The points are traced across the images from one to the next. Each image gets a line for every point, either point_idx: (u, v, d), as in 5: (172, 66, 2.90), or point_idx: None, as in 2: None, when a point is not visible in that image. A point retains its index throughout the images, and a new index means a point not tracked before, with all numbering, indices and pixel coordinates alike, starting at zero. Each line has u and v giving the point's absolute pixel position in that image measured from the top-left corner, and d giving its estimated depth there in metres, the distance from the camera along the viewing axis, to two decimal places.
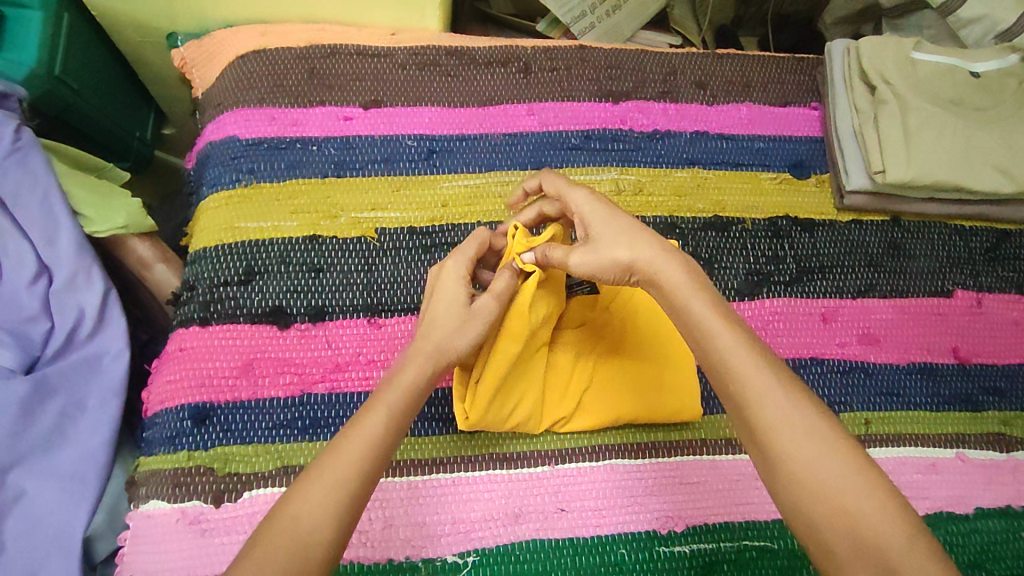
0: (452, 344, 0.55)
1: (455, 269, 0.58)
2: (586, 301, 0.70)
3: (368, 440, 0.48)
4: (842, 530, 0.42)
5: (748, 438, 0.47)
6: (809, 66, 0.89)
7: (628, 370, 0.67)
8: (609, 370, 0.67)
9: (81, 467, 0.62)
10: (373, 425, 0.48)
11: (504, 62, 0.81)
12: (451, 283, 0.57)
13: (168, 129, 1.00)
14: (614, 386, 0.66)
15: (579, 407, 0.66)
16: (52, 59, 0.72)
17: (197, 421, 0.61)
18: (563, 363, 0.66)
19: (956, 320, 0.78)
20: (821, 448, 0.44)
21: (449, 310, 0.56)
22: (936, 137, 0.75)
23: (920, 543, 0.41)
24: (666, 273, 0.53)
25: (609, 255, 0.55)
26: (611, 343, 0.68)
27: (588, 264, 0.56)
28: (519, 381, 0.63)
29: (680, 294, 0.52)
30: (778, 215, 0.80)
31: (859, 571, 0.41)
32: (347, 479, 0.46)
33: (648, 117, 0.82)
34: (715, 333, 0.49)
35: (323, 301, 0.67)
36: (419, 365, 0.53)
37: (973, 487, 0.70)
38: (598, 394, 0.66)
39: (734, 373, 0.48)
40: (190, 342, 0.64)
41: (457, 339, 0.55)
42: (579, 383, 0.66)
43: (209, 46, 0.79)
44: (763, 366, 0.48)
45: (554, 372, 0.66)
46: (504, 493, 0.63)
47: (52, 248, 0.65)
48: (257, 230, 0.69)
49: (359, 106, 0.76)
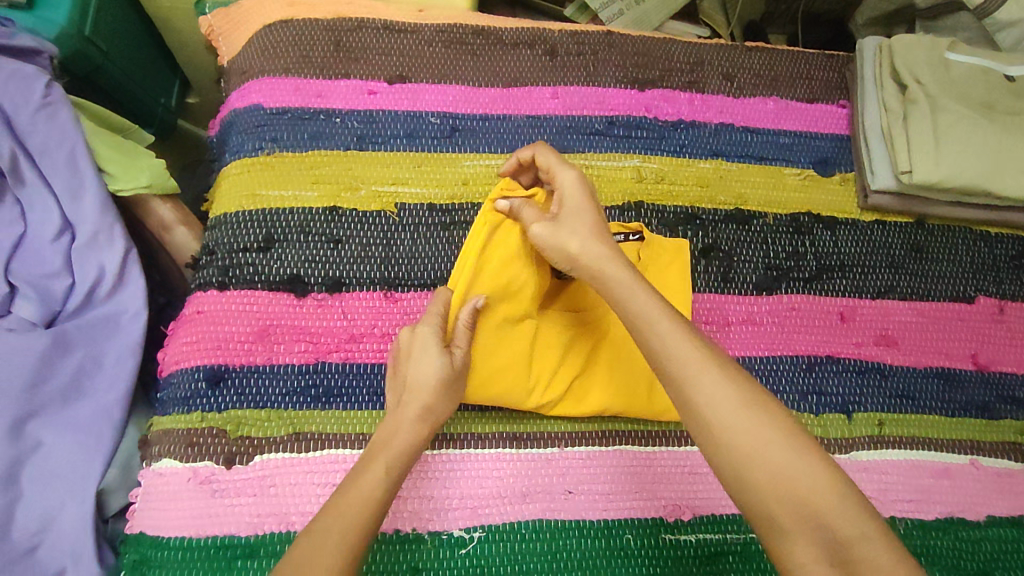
0: (438, 408, 0.57)
1: (432, 330, 0.59)
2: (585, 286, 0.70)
3: (361, 505, 0.50)
4: (784, 498, 0.43)
5: (695, 429, 0.47)
6: (839, 63, 0.88)
7: (622, 354, 0.67)
8: (600, 351, 0.67)
9: (95, 422, 0.63)
10: (369, 487, 0.51)
11: (530, 44, 0.81)
12: (434, 351, 0.58)
13: (191, 98, 1.01)
14: (608, 366, 0.67)
15: (570, 387, 0.65)
16: (83, 19, 0.72)
17: (212, 383, 0.62)
18: (551, 337, 0.66)
19: (977, 326, 0.77)
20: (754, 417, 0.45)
21: (433, 377, 0.57)
22: (966, 139, 0.74)
23: (852, 500, 0.43)
24: (611, 275, 0.53)
25: (563, 242, 0.56)
26: (606, 324, 0.68)
27: (544, 236, 0.57)
28: (501, 350, 0.63)
29: (621, 289, 0.52)
30: (801, 210, 0.79)
31: (807, 541, 0.42)
32: (353, 540, 0.48)
33: (673, 106, 0.81)
34: (650, 318, 0.50)
35: (341, 272, 0.67)
36: (414, 429, 0.56)
37: (985, 494, 0.69)
38: (591, 374, 0.66)
39: (669, 357, 0.48)
40: (207, 305, 0.65)
41: (441, 402, 0.58)
42: (569, 361, 0.66)
43: (238, 15, 0.79)
44: (697, 346, 0.48)
45: (543, 346, 0.66)
46: (512, 472, 0.63)
47: (77, 205, 0.66)
48: (278, 198, 0.70)
49: (384, 81, 0.76)
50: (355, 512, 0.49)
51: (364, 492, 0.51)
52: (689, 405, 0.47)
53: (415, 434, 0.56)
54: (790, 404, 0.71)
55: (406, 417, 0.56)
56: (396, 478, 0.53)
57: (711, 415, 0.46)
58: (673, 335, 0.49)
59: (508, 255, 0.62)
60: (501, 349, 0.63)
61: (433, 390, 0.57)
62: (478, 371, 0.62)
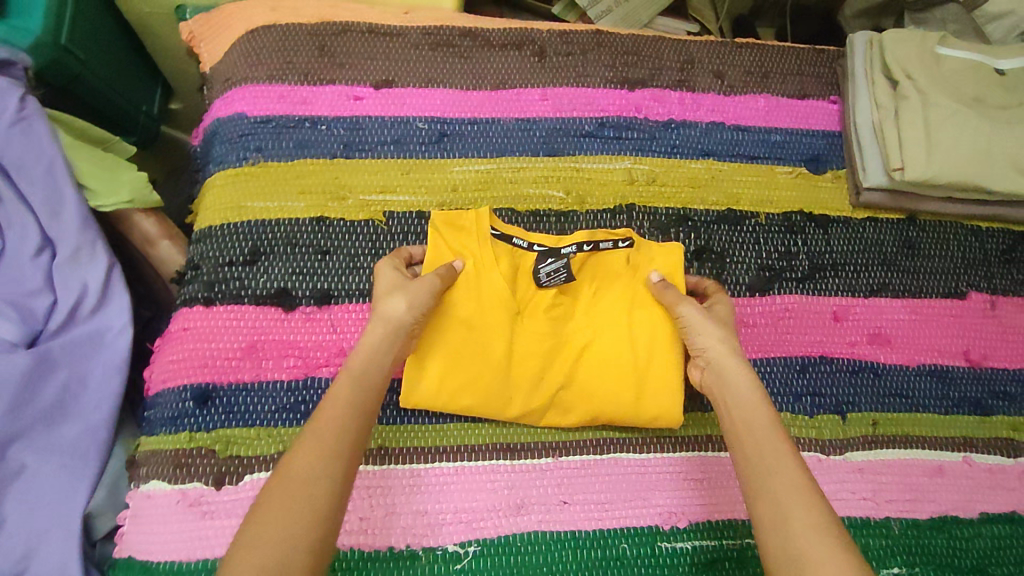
0: (392, 309, 0.58)
1: (390, 267, 0.63)
2: (580, 296, 0.69)
3: (341, 415, 0.50)
4: None
5: (773, 547, 0.46)
6: (830, 59, 0.87)
7: (610, 359, 0.65)
8: (589, 356, 0.66)
9: (81, 443, 0.62)
10: (342, 395, 0.51)
11: (518, 46, 0.79)
12: (387, 276, 0.62)
13: (174, 105, 0.99)
14: (597, 373, 0.65)
15: (557, 396, 0.64)
16: (59, 28, 0.70)
17: (200, 402, 0.61)
18: (533, 343, 0.65)
19: (969, 323, 0.77)
20: (841, 563, 0.43)
21: (385, 289, 0.60)
22: (957, 135, 0.74)
23: None
24: (734, 380, 0.56)
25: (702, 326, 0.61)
26: (590, 334, 0.66)
27: (688, 321, 0.62)
28: (478, 356, 0.64)
29: (740, 396, 0.55)
30: (793, 209, 0.79)
31: None
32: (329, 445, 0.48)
33: (664, 106, 0.80)
34: (767, 432, 0.52)
35: (329, 284, 0.66)
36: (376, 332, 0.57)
37: (979, 491, 0.70)
38: (582, 379, 0.65)
39: (773, 468, 0.49)
40: (194, 321, 0.63)
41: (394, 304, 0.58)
42: (555, 369, 0.65)
43: (218, 20, 0.77)
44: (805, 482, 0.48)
45: (525, 353, 0.65)
46: (506, 484, 0.62)
47: (57, 222, 0.64)
48: (264, 209, 0.68)
49: (370, 86, 0.74)
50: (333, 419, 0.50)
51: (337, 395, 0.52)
52: (777, 518, 0.47)
53: (381, 335, 0.57)
54: (785, 406, 0.70)
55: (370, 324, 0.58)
56: (368, 373, 0.54)
57: (792, 533, 0.45)
58: (782, 457, 0.50)
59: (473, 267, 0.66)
60: (478, 356, 0.64)
61: (387, 299, 0.59)
62: (454, 381, 0.63)
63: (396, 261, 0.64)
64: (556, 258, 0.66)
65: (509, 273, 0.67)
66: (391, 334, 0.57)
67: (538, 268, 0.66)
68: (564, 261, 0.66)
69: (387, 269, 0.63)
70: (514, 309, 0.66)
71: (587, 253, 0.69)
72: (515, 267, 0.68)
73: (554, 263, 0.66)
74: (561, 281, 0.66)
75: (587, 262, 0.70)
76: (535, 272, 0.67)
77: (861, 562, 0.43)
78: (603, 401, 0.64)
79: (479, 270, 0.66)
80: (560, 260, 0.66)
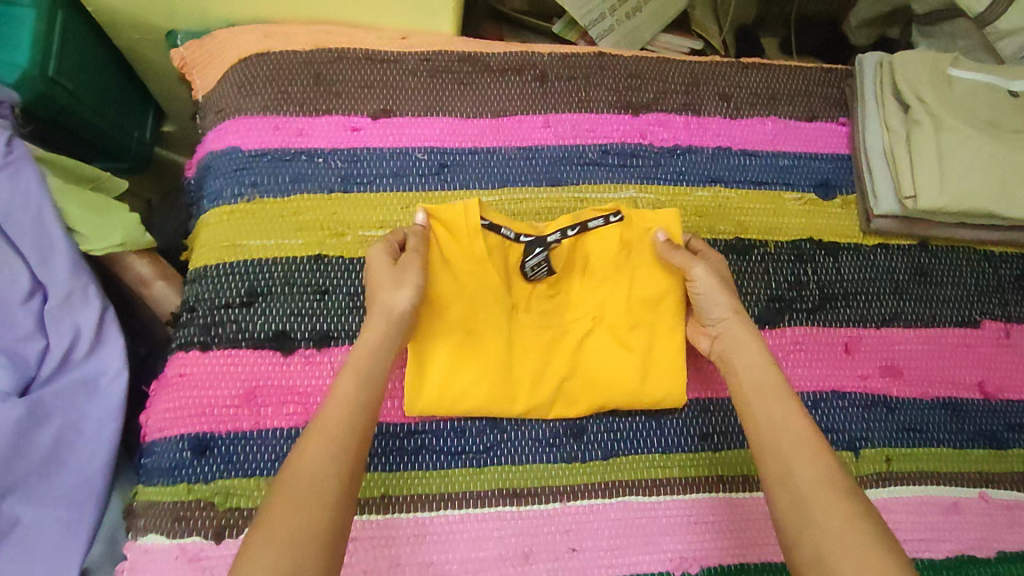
0: (394, 301, 0.58)
1: (381, 249, 0.62)
2: (576, 280, 0.69)
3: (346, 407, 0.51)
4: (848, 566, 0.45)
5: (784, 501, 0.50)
6: (838, 78, 0.85)
7: (612, 341, 0.67)
8: (588, 342, 0.67)
9: (76, 495, 0.60)
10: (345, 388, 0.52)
11: (520, 70, 0.77)
12: (382, 262, 0.60)
13: (166, 127, 0.96)
14: (601, 356, 0.67)
15: (561, 389, 0.65)
16: (46, 60, 0.68)
17: (198, 452, 0.59)
18: (531, 338, 0.66)
19: (983, 352, 0.75)
20: (840, 508, 0.48)
21: (387, 277, 0.59)
22: (971, 160, 0.72)
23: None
24: (749, 346, 0.59)
25: (713, 288, 0.62)
26: (588, 319, 0.68)
27: (701, 285, 0.63)
28: (479, 355, 0.64)
29: (746, 363, 0.58)
30: (802, 237, 0.77)
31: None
32: (334, 435, 0.49)
33: (669, 131, 0.78)
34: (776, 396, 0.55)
35: (329, 325, 0.64)
36: (377, 328, 0.57)
37: (995, 529, 0.68)
38: (584, 367, 0.66)
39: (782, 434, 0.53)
40: (190, 367, 0.62)
41: (396, 293, 0.58)
42: (557, 357, 0.66)
43: (209, 47, 0.74)
44: (814, 441, 0.52)
45: (524, 348, 0.66)
46: (514, 531, 0.61)
47: (47, 266, 0.62)
48: (260, 248, 0.66)
49: (367, 115, 0.72)
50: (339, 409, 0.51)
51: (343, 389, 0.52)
52: (788, 482, 0.51)
53: (384, 328, 0.57)
54: None
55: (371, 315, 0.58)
56: (371, 364, 0.54)
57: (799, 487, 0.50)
58: (789, 419, 0.54)
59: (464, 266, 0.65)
60: (477, 357, 0.64)
61: (389, 290, 0.58)
62: (457, 380, 0.63)
63: (388, 245, 0.62)
64: (541, 250, 0.67)
65: (501, 266, 0.67)
66: (394, 328, 0.57)
67: (525, 261, 0.67)
68: (545, 255, 0.66)
69: (379, 255, 0.61)
70: (508, 306, 0.66)
71: (576, 236, 0.68)
72: (505, 259, 0.67)
73: (537, 256, 0.66)
74: (544, 275, 0.67)
75: (576, 251, 0.69)
76: (521, 265, 0.67)
77: (859, 507, 0.48)
78: (605, 389, 0.66)
79: (469, 265, 0.65)
80: (544, 252, 0.66)
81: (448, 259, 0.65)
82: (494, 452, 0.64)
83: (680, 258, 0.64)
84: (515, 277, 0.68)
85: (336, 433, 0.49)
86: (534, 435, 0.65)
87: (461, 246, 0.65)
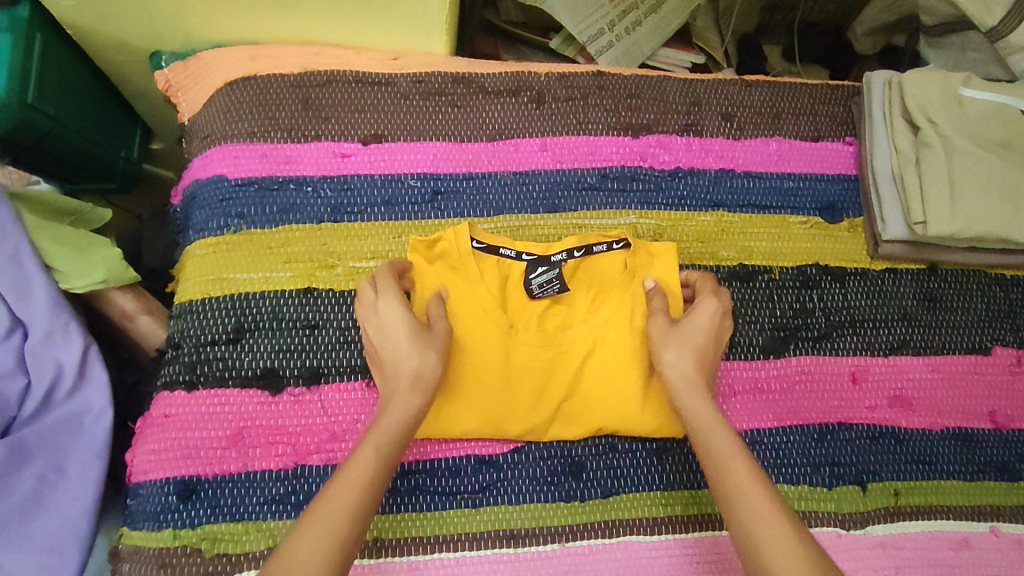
0: (425, 369, 0.56)
1: (394, 299, 0.58)
2: (577, 298, 0.67)
3: (354, 484, 0.48)
4: None
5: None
6: (844, 96, 0.82)
7: (614, 360, 0.64)
8: (591, 359, 0.64)
9: (59, 539, 0.59)
10: (361, 463, 0.49)
11: (515, 91, 0.75)
12: (405, 321, 0.57)
13: (156, 145, 0.94)
14: (603, 374, 0.64)
15: (559, 409, 0.64)
16: (25, 87, 0.67)
17: (184, 496, 0.57)
18: (531, 357, 0.63)
19: (994, 380, 0.73)
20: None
21: (410, 342, 0.56)
22: (983, 185, 0.69)
23: None
24: (699, 407, 0.56)
25: (667, 345, 0.59)
26: (591, 339, 0.65)
27: (659, 338, 0.60)
28: (476, 374, 0.62)
29: (701, 423, 0.55)
30: (807, 262, 0.75)
31: None
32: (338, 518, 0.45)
33: (670, 153, 0.76)
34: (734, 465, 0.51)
35: (319, 361, 0.63)
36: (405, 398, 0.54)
37: (1008, 565, 0.66)
38: (586, 387, 0.64)
39: (748, 507, 0.49)
40: (176, 408, 0.60)
41: (425, 362, 0.56)
42: (558, 377, 0.64)
43: (194, 69, 0.72)
44: (776, 508, 0.48)
45: (524, 368, 0.63)
46: (511, 574, 0.59)
47: (26, 304, 0.61)
48: (248, 282, 0.64)
49: (357, 141, 0.70)
50: (351, 484, 0.48)
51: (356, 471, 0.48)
52: (755, 556, 0.47)
53: (415, 403, 0.54)
54: (803, 478, 0.67)
55: (400, 387, 0.55)
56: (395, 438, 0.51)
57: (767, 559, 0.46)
58: (748, 484, 0.50)
59: (456, 284, 0.63)
60: (473, 375, 0.62)
61: (417, 356, 0.56)
62: (454, 402, 0.62)
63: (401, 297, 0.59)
64: (546, 267, 0.66)
65: (497, 285, 0.65)
66: (423, 396, 0.55)
67: (530, 279, 0.65)
68: (556, 271, 0.65)
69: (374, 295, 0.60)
70: (506, 324, 0.64)
71: (578, 259, 0.67)
72: (504, 279, 0.66)
73: (545, 274, 0.65)
74: (554, 291, 0.65)
75: (579, 270, 0.68)
76: (526, 283, 0.65)
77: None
78: (607, 410, 0.64)
79: (466, 283, 0.64)
80: (552, 269, 0.65)
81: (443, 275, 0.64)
82: (490, 492, 0.62)
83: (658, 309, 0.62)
84: (517, 299, 0.66)
85: (340, 525, 0.45)
86: (531, 473, 0.63)
87: (461, 265, 0.64)
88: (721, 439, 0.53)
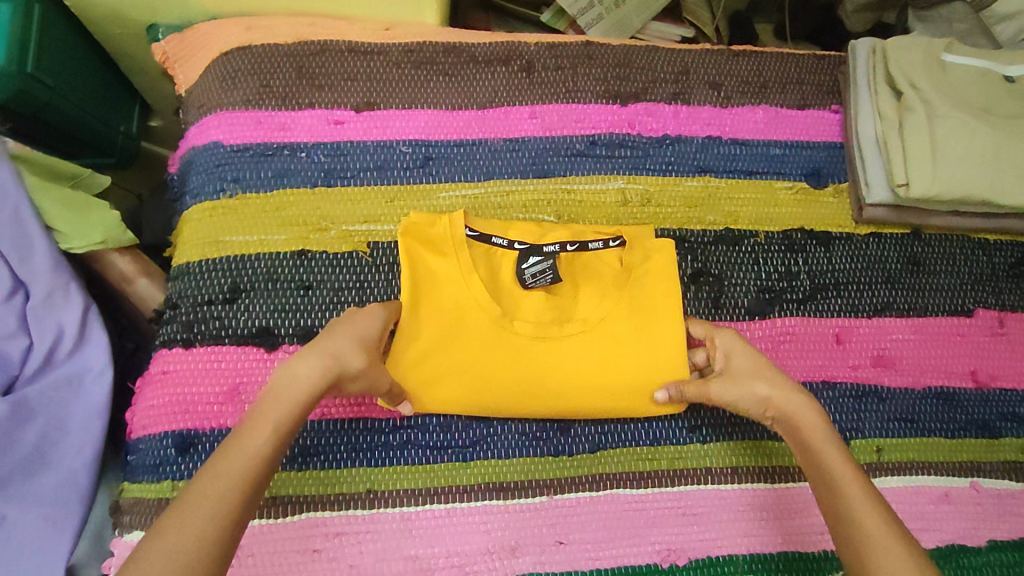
0: (347, 362, 0.54)
1: (373, 318, 0.59)
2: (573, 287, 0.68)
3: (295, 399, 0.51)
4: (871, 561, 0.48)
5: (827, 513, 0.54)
6: (831, 65, 0.83)
7: (606, 350, 0.65)
8: (580, 349, 0.65)
9: (62, 492, 0.61)
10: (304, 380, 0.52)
11: (505, 61, 0.76)
12: (367, 333, 0.57)
13: (153, 121, 0.96)
14: (598, 358, 0.65)
15: (552, 395, 0.64)
16: (24, 57, 0.68)
17: (182, 449, 0.59)
18: (527, 345, 0.64)
19: (976, 342, 0.75)
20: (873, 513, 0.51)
21: (351, 337, 0.56)
22: (965, 147, 0.70)
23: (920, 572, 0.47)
24: (783, 398, 0.60)
25: (748, 380, 0.61)
26: (587, 323, 0.65)
27: (727, 389, 0.62)
28: (470, 360, 0.63)
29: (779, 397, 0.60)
30: (793, 227, 0.76)
31: None
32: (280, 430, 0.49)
33: (658, 121, 0.77)
34: (842, 479, 0.54)
35: (313, 321, 0.64)
36: (315, 364, 0.52)
37: (985, 518, 0.68)
38: (581, 371, 0.64)
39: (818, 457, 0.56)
40: (173, 364, 0.62)
41: (353, 360, 0.54)
42: (546, 366, 0.64)
43: (191, 41, 0.74)
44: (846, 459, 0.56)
45: (519, 355, 0.64)
46: (501, 525, 0.61)
47: (27, 265, 0.62)
48: (242, 243, 0.66)
49: (350, 109, 0.71)
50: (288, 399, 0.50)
51: (248, 446, 0.47)
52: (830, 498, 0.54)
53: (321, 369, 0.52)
54: None
55: (313, 352, 0.53)
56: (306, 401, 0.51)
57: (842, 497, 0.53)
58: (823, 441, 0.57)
59: (447, 270, 0.64)
60: (468, 365, 0.63)
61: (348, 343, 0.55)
62: (445, 384, 0.62)
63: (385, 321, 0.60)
64: (540, 259, 0.66)
65: (486, 272, 0.66)
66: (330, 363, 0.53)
67: (521, 270, 0.66)
68: (548, 262, 0.66)
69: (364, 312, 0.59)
70: (498, 314, 0.64)
71: (572, 252, 0.69)
72: (493, 268, 0.67)
73: (538, 264, 0.66)
74: (546, 283, 0.66)
75: (575, 263, 0.69)
76: (519, 275, 0.66)
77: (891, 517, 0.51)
78: (602, 392, 0.64)
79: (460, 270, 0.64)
80: (545, 261, 0.66)
81: (432, 261, 0.65)
82: (480, 446, 0.64)
83: (695, 394, 0.62)
84: (506, 286, 0.66)
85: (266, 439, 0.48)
86: (521, 429, 0.65)
87: (449, 252, 0.65)
88: (791, 399, 0.60)
